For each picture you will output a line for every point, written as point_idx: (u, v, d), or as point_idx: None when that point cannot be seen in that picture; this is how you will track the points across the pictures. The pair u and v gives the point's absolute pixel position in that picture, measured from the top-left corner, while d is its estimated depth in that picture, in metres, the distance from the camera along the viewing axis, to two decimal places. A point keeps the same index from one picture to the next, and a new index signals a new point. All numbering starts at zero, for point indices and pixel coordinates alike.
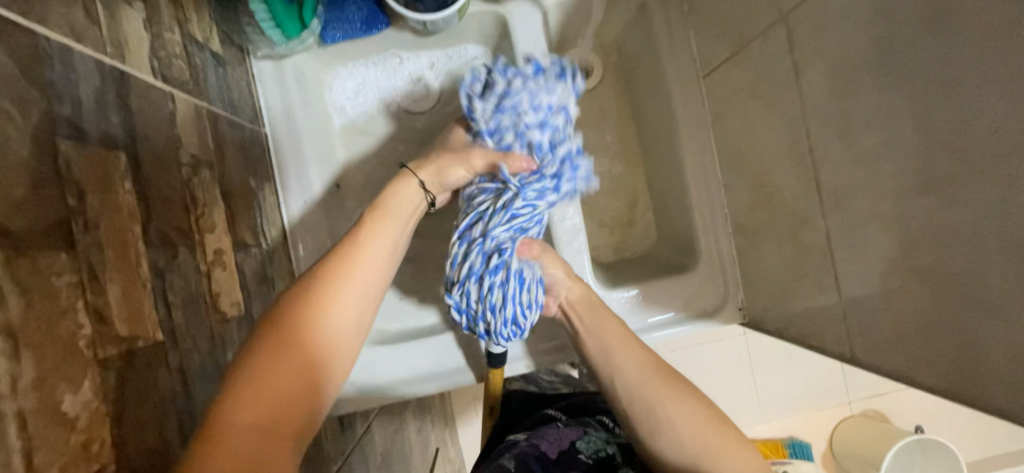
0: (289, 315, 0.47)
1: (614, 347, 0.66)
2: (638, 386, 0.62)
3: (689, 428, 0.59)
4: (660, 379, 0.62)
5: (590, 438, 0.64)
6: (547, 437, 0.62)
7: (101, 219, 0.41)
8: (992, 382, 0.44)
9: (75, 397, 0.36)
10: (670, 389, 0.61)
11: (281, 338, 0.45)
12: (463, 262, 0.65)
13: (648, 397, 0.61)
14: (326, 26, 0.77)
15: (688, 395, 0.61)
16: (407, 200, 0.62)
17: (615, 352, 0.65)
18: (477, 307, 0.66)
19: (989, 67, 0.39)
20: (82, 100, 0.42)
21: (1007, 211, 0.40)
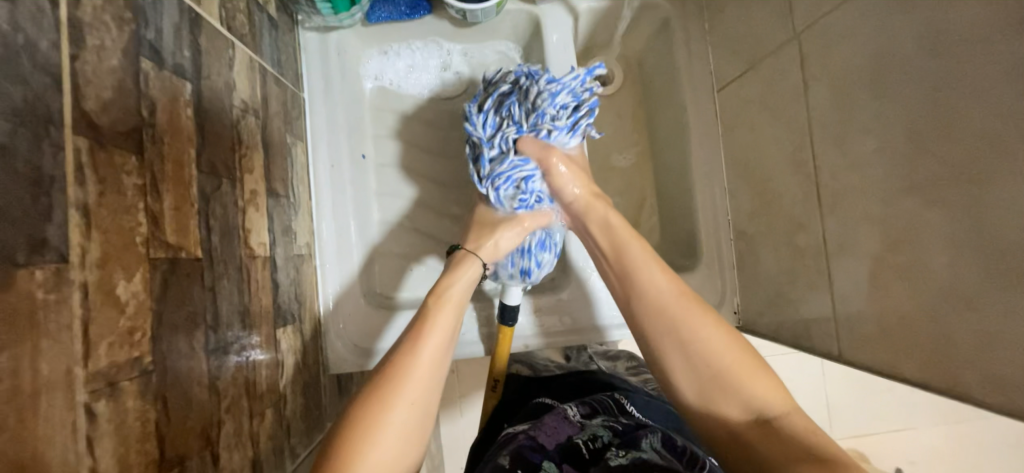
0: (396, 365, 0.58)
1: (635, 269, 0.66)
2: (657, 309, 0.63)
3: (705, 355, 0.59)
4: (675, 308, 0.62)
5: (589, 428, 0.62)
6: (545, 429, 0.62)
7: (165, 136, 0.45)
8: (964, 371, 0.48)
9: (128, 285, 0.39)
10: (690, 317, 0.61)
11: (389, 383, 0.57)
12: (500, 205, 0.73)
13: (681, 329, 0.61)
14: (373, 6, 0.83)
15: (708, 329, 0.60)
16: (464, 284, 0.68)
17: (642, 276, 0.66)
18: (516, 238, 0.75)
19: (974, 82, 0.44)
20: (163, 27, 0.46)
21: (985, 211, 0.44)
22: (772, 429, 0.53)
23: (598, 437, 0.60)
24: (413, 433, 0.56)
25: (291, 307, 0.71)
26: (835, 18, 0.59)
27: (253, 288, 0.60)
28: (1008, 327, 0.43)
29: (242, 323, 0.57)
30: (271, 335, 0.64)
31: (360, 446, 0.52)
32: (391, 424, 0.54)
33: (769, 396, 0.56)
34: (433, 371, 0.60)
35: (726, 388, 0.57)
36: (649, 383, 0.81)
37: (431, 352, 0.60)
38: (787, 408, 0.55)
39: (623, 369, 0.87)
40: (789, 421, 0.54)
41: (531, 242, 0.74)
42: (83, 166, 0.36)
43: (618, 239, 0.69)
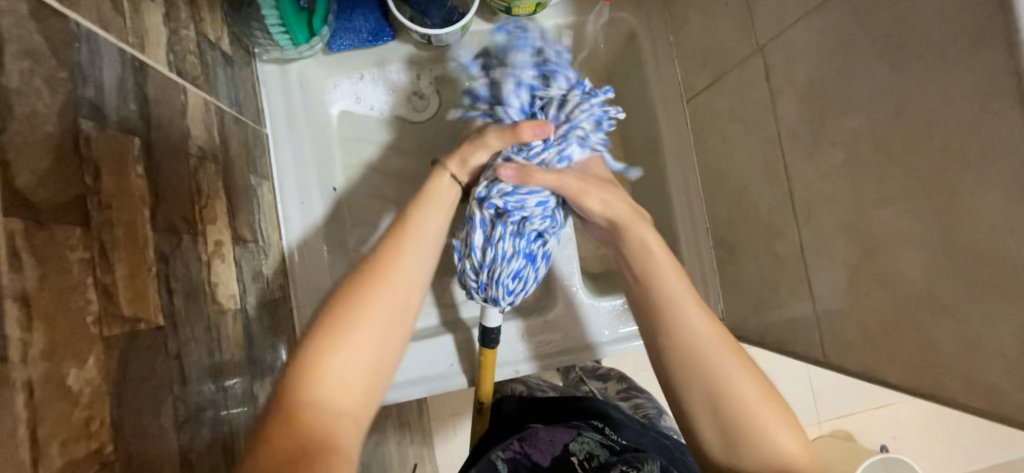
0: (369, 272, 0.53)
1: (661, 279, 0.60)
2: (688, 339, 0.56)
3: (733, 397, 0.53)
4: (711, 343, 0.55)
5: (585, 441, 0.61)
6: (540, 445, 0.60)
7: (114, 200, 0.42)
8: (946, 375, 0.49)
9: (80, 372, 0.36)
10: (722, 354, 0.55)
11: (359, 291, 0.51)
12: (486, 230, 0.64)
13: (712, 366, 0.54)
14: (334, 34, 0.80)
15: (739, 374, 0.54)
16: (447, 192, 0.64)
17: (676, 303, 0.58)
18: (490, 265, 0.65)
19: (933, 97, 0.46)
20: (104, 83, 0.43)
21: (954, 221, 0.46)
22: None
23: (595, 457, 0.59)
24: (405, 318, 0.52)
25: (267, 356, 0.67)
26: (797, 31, 0.60)
27: (224, 344, 0.57)
28: (986, 332, 0.45)
29: (214, 384, 0.53)
30: (247, 390, 0.61)
31: (352, 318, 0.49)
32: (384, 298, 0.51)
33: (791, 447, 0.51)
34: (422, 260, 0.56)
35: (745, 429, 0.52)
36: (639, 407, 0.81)
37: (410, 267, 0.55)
38: (799, 455, 0.51)
39: (614, 391, 0.86)
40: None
41: (505, 269, 0.64)
42: (17, 250, 0.32)
43: (648, 254, 0.62)
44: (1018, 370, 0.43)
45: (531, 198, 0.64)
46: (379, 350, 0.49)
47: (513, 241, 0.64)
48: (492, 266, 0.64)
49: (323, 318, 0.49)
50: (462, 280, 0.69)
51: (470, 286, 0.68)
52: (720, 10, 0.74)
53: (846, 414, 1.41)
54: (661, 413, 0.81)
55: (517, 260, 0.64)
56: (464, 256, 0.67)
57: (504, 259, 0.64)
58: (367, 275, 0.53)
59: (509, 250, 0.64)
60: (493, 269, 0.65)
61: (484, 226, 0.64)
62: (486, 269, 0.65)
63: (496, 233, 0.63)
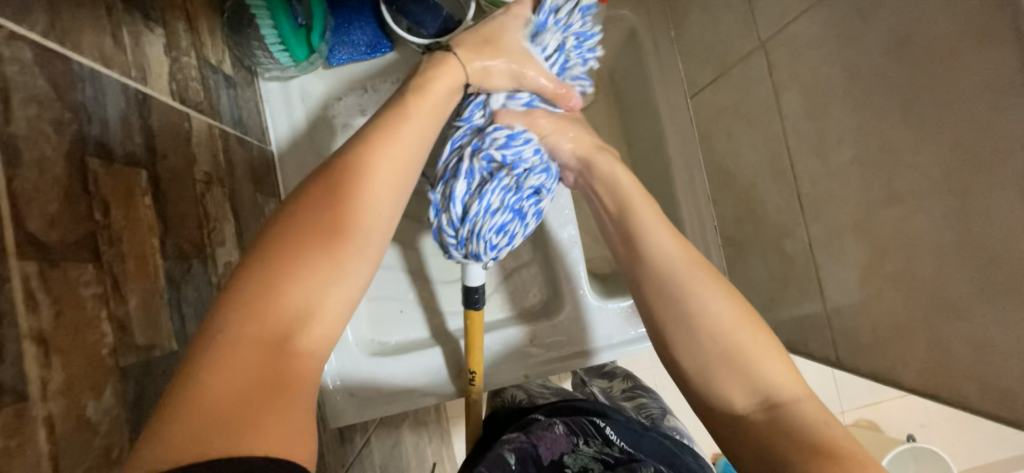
0: (340, 191, 0.47)
1: (642, 232, 0.63)
2: (656, 269, 0.60)
3: (712, 327, 0.56)
4: (685, 269, 0.59)
5: (580, 456, 0.64)
6: (546, 442, 0.64)
7: (123, 233, 0.43)
8: (962, 379, 0.48)
9: (98, 403, 0.37)
10: (699, 286, 0.58)
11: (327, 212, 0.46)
12: (476, 126, 0.65)
13: (694, 300, 0.57)
14: (332, 49, 0.81)
15: (718, 300, 0.57)
16: (443, 89, 0.58)
17: (650, 234, 0.62)
18: (476, 216, 0.63)
19: (942, 94, 0.44)
20: (110, 119, 0.44)
21: (967, 223, 0.44)
22: (779, 420, 0.50)
23: (589, 471, 0.62)
24: (372, 252, 0.48)
25: None
26: (799, 27, 0.58)
27: None
28: (1003, 338, 0.43)
29: None
30: None
31: (321, 254, 0.44)
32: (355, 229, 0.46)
33: (776, 372, 0.53)
34: (398, 182, 0.51)
35: (734, 366, 0.54)
36: (642, 407, 0.80)
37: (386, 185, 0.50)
38: (794, 392, 0.52)
39: (619, 392, 0.87)
40: (800, 407, 0.51)
41: (489, 221, 0.63)
42: (33, 292, 0.34)
43: (621, 198, 0.66)
44: None
45: (519, 148, 0.65)
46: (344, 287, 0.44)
47: (503, 184, 0.63)
48: (473, 211, 0.62)
49: (285, 237, 0.43)
50: (438, 236, 0.65)
51: (446, 242, 0.65)
52: (721, 5, 0.72)
53: (869, 405, 1.37)
54: (666, 412, 0.79)
55: (502, 213, 0.64)
56: (441, 208, 0.64)
57: (492, 208, 0.63)
58: (334, 196, 0.46)
59: (497, 203, 0.63)
60: (471, 209, 0.63)
61: (469, 148, 0.63)
62: (469, 222, 0.63)
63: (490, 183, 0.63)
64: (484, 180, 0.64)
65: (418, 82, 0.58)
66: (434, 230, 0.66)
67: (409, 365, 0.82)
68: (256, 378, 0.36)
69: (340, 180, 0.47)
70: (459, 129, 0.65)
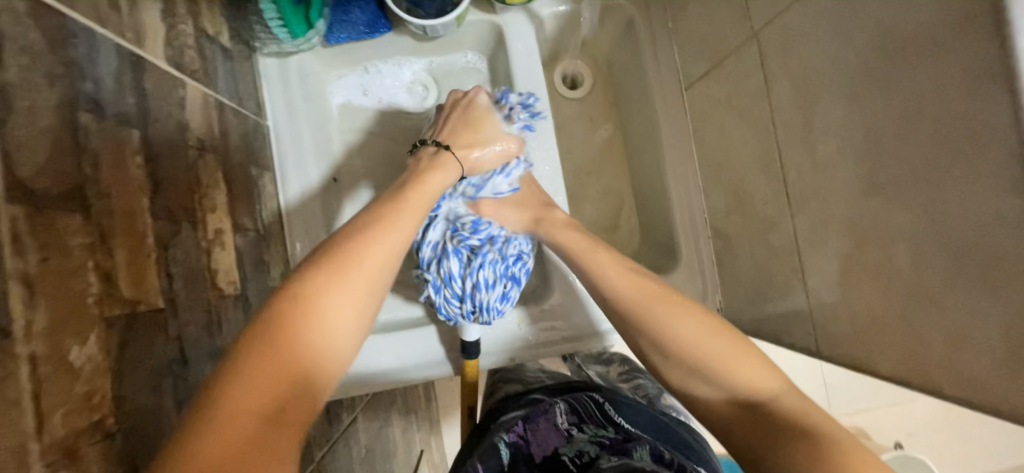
0: (342, 252, 0.50)
1: (599, 275, 0.67)
2: (620, 304, 0.63)
3: (682, 346, 0.57)
4: (632, 301, 0.62)
5: (576, 442, 0.62)
6: (538, 437, 0.64)
7: (113, 189, 0.44)
8: (934, 367, 0.48)
9: (81, 349, 0.38)
10: (663, 308, 0.60)
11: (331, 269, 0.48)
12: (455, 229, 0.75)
13: (661, 319, 0.59)
14: (330, 27, 0.81)
15: (678, 320, 0.58)
16: (438, 184, 0.65)
17: (604, 283, 0.66)
18: (476, 287, 0.73)
19: (922, 80, 0.44)
20: (103, 78, 0.45)
21: (944, 209, 0.45)
22: (761, 412, 0.51)
23: (585, 452, 0.59)
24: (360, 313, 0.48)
25: None
26: (789, 17, 0.59)
27: (223, 329, 0.59)
28: (973, 324, 0.44)
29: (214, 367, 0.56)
30: None
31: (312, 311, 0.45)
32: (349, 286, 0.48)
33: (751, 374, 0.54)
34: (400, 240, 0.54)
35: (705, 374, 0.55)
36: (639, 388, 0.81)
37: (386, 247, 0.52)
38: (774, 387, 0.52)
39: (615, 375, 0.87)
40: (779, 401, 0.51)
41: (490, 293, 0.73)
42: (20, 234, 0.35)
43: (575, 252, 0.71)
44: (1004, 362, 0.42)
45: (489, 232, 0.76)
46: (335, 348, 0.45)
47: (491, 254, 0.74)
48: (472, 287, 0.72)
49: (286, 294, 0.45)
50: (444, 310, 0.75)
51: (453, 313, 0.74)
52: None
53: (858, 408, 1.37)
54: (661, 392, 0.81)
55: (499, 284, 0.74)
56: (441, 286, 0.74)
57: (493, 278, 0.73)
58: (343, 254, 0.49)
59: (494, 274, 0.73)
60: (470, 285, 0.73)
61: (450, 235, 0.75)
62: (473, 299, 0.72)
63: (479, 260, 0.73)
64: (473, 261, 0.73)
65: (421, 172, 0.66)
66: (438, 305, 0.75)
67: (400, 345, 0.82)
68: (252, 440, 0.37)
69: (344, 245, 0.50)
70: (433, 222, 0.75)
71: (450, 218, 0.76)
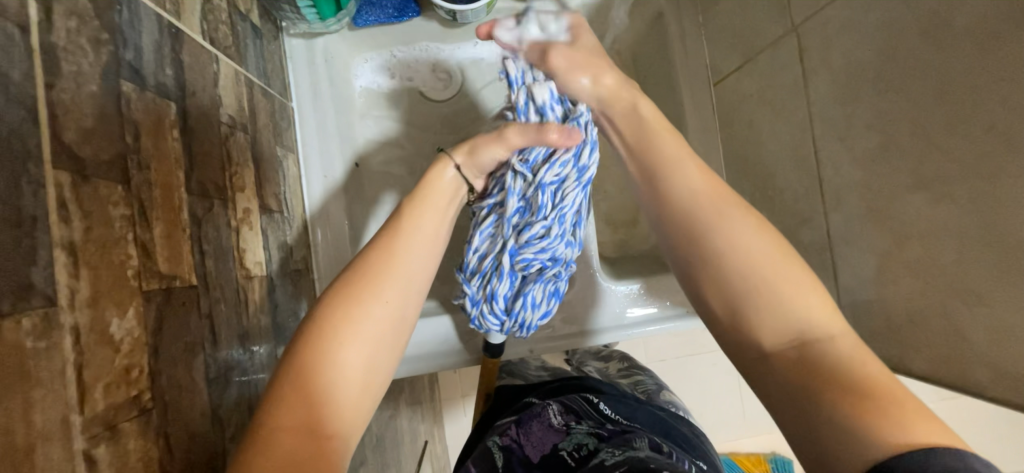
0: (362, 273, 0.51)
1: (664, 165, 0.55)
2: (689, 214, 0.52)
3: (742, 264, 0.48)
4: (710, 204, 0.52)
5: (575, 435, 0.61)
6: (531, 440, 0.62)
7: (152, 162, 0.43)
8: (974, 366, 0.48)
9: (122, 322, 0.37)
10: (723, 217, 0.51)
11: (350, 297, 0.49)
12: (507, 246, 0.61)
13: (719, 231, 0.50)
14: (359, 10, 0.80)
15: (751, 234, 0.50)
16: (447, 184, 0.59)
17: (671, 167, 0.55)
18: (519, 308, 0.64)
19: (979, 75, 0.44)
20: (143, 46, 0.44)
21: (997, 207, 0.44)
22: (810, 357, 0.44)
23: (584, 445, 0.58)
24: (383, 334, 0.49)
25: (292, 318, 0.69)
26: (834, 11, 0.58)
27: (250, 310, 0.58)
28: (1020, 324, 0.43)
29: (242, 347, 0.55)
30: (273, 355, 0.62)
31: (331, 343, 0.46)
32: (352, 337, 0.47)
33: (811, 312, 0.46)
34: (423, 258, 0.54)
35: (765, 305, 0.47)
36: (640, 384, 0.81)
37: (406, 268, 0.53)
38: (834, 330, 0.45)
39: (615, 370, 0.87)
40: (833, 346, 0.44)
41: (533, 313, 0.66)
42: (67, 201, 0.34)
43: (646, 132, 0.58)
44: None
45: (556, 249, 0.62)
46: (365, 371, 0.47)
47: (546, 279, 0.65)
48: (518, 308, 0.64)
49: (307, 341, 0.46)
50: (478, 321, 0.67)
51: (487, 327, 0.67)
52: None
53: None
54: (661, 388, 0.81)
55: (546, 302, 0.67)
56: (480, 300, 0.65)
57: (541, 299, 0.66)
58: (359, 276, 0.50)
59: (543, 293, 0.65)
60: (516, 303, 0.64)
61: (503, 246, 0.61)
62: (514, 317, 0.65)
63: (531, 279, 0.63)
64: (525, 278, 0.63)
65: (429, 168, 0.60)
66: (473, 316, 0.67)
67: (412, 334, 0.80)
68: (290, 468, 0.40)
69: (362, 265, 0.51)
70: (483, 220, 0.63)
71: (500, 217, 0.61)
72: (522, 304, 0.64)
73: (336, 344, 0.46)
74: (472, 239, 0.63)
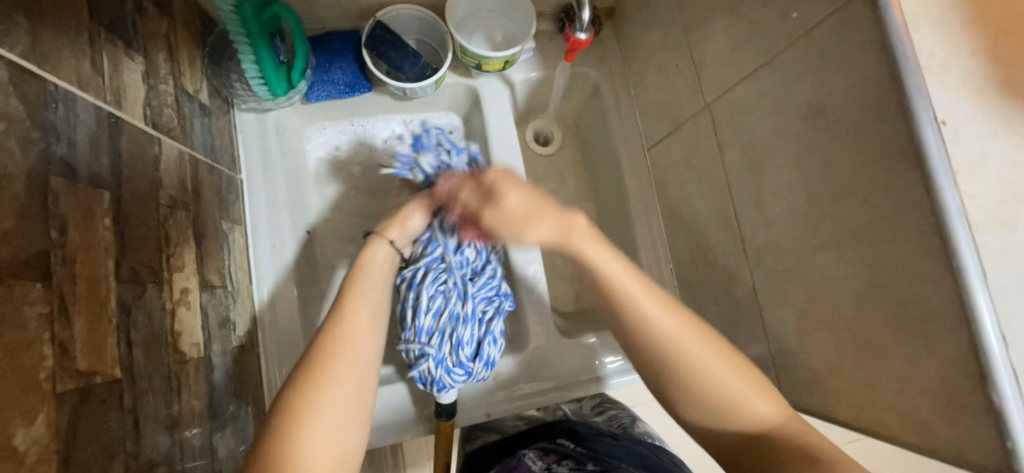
0: (322, 355, 0.52)
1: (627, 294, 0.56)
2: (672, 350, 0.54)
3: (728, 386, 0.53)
4: (682, 334, 0.54)
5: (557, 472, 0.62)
6: None
7: (78, 253, 0.42)
8: (884, 413, 0.52)
9: (28, 431, 0.35)
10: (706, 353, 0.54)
11: (317, 380, 0.50)
12: (462, 292, 0.69)
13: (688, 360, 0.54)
14: (311, 86, 0.84)
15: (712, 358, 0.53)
16: (384, 264, 0.63)
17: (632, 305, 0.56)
18: (483, 346, 0.70)
19: (850, 155, 0.50)
20: (77, 140, 0.45)
21: (882, 270, 0.49)
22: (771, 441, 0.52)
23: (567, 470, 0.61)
24: (354, 408, 0.51)
25: (231, 397, 0.66)
26: (737, 94, 0.66)
27: (183, 395, 0.55)
28: (913, 373, 0.48)
29: (170, 438, 0.52)
30: (208, 443, 0.59)
31: (306, 427, 0.48)
32: (328, 429, 0.48)
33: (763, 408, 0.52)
34: (377, 330, 0.56)
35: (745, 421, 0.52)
36: (614, 419, 0.85)
37: (365, 340, 0.55)
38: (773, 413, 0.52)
39: (589, 408, 0.89)
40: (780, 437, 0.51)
41: (495, 349, 0.71)
42: None
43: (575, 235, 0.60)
44: (946, 409, 0.46)
45: (502, 289, 0.73)
46: (343, 449, 0.49)
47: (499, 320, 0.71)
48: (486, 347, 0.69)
49: (279, 433, 0.47)
50: (443, 381, 0.69)
51: (453, 382, 0.70)
52: (672, 70, 0.79)
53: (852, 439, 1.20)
54: (634, 420, 0.85)
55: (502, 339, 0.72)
56: (444, 357, 0.68)
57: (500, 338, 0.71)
58: (320, 355, 0.52)
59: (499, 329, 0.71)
60: (480, 346, 0.70)
61: (453, 295, 0.68)
62: (482, 358, 0.70)
63: (484, 319, 0.70)
64: (483, 321, 0.70)
65: (364, 246, 0.64)
66: (437, 377, 0.69)
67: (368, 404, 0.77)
68: None
69: (324, 344, 0.53)
70: (428, 277, 0.67)
71: (443, 266, 0.68)
72: (482, 341, 0.70)
73: (312, 429, 0.48)
74: (425, 296, 0.67)
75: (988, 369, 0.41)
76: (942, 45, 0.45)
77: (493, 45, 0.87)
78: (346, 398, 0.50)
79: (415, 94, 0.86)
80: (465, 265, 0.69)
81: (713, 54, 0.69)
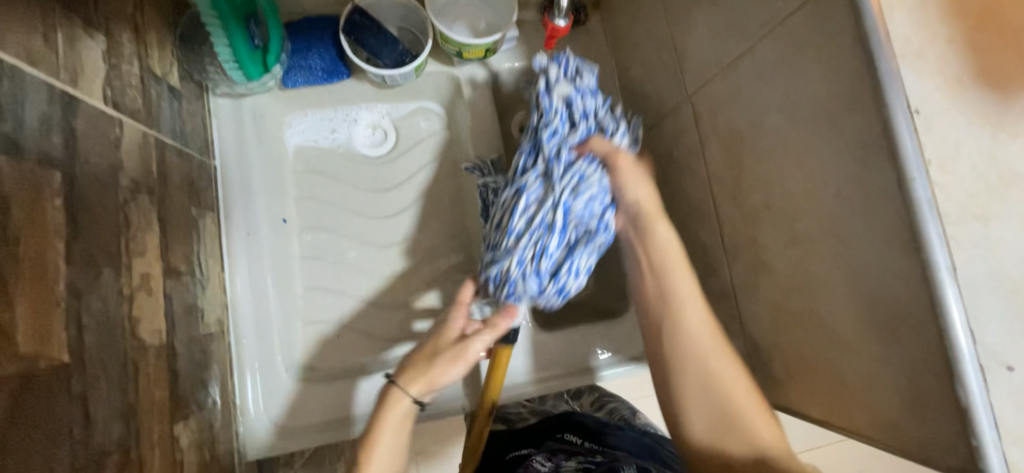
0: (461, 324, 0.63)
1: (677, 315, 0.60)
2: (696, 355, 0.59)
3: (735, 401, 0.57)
4: (710, 351, 0.59)
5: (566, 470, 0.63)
6: None
7: (24, 233, 0.41)
8: (856, 411, 0.51)
9: None
10: (725, 368, 0.58)
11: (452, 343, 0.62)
12: (562, 204, 0.60)
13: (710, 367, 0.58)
14: (288, 71, 0.82)
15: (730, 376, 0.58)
16: None
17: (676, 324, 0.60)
18: (563, 269, 0.62)
19: (823, 147, 0.49)
20: (25, 117, 0.43)
21: (855, 264, 0.48)
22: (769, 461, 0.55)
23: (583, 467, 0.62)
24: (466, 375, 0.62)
25: (196, 386, 0.65)
26: (717, 85, 0.64)
27: (142, 382, 0.54)
28: (883, 371, 0.47)
29: (126, 426, 0.51)
30: (169, 432, 0.58)
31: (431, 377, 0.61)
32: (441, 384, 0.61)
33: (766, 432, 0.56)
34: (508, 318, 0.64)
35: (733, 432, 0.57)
36: (615, 411, 0.88)
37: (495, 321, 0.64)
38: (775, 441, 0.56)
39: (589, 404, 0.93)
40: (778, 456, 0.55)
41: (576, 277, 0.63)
42: None
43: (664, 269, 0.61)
44: (915, 408, 0.44)
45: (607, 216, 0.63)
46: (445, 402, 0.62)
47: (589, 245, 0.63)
48: (564, 270, 0.62)
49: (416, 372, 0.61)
50: (513, 288, 0.63)
51: (523, 293, 0.63)
52: (656, 62, 0.78)
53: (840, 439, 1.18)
54: (635, 412, 0.88)
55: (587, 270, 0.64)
56: (526, 260, 0.61)
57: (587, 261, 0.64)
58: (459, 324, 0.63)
59: (587, 261, 0.63)
60: (560, 268, 0.62)
61: (553, 202, 0.60)
62: (558, 279, 0.62)
63: (573, 241, 0.62)
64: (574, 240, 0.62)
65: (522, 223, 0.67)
66: (511, 281, 0.62)
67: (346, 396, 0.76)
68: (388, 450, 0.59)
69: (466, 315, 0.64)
70: (530, 181, 0.61)
71: (547, 172, 0.62)
72: (565, 264, 0.62)
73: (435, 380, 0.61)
74: (522, 195, 0.61)
75: (955, 365, 0.40)
76: (918, 33, 0.44)
77: (475, 32, 0.85)
78: (388, 462, 0.58)
79: (395, 82, 0.85)
80: (577, 177, 0.60)
81: (695, 44, 0.68)
